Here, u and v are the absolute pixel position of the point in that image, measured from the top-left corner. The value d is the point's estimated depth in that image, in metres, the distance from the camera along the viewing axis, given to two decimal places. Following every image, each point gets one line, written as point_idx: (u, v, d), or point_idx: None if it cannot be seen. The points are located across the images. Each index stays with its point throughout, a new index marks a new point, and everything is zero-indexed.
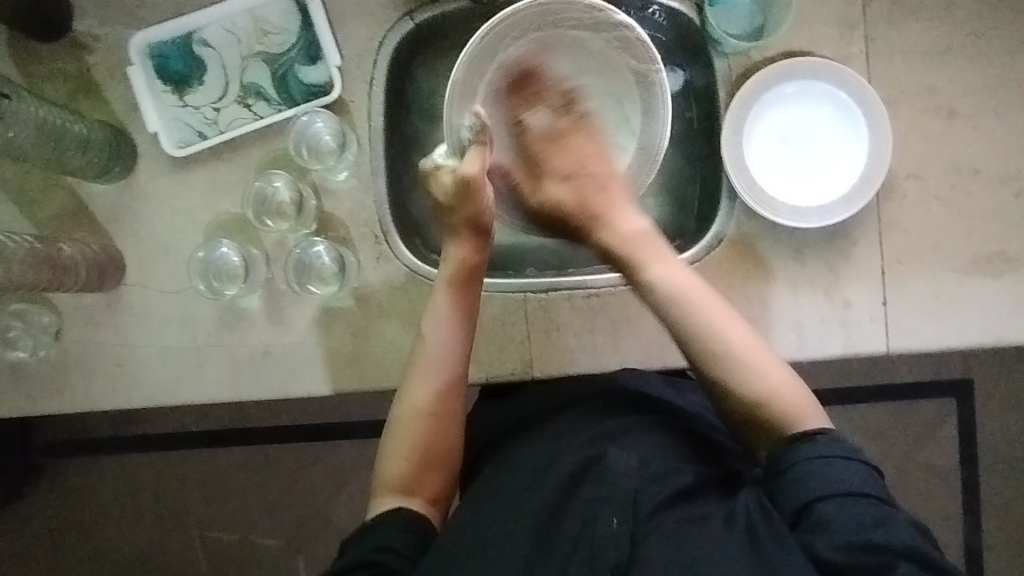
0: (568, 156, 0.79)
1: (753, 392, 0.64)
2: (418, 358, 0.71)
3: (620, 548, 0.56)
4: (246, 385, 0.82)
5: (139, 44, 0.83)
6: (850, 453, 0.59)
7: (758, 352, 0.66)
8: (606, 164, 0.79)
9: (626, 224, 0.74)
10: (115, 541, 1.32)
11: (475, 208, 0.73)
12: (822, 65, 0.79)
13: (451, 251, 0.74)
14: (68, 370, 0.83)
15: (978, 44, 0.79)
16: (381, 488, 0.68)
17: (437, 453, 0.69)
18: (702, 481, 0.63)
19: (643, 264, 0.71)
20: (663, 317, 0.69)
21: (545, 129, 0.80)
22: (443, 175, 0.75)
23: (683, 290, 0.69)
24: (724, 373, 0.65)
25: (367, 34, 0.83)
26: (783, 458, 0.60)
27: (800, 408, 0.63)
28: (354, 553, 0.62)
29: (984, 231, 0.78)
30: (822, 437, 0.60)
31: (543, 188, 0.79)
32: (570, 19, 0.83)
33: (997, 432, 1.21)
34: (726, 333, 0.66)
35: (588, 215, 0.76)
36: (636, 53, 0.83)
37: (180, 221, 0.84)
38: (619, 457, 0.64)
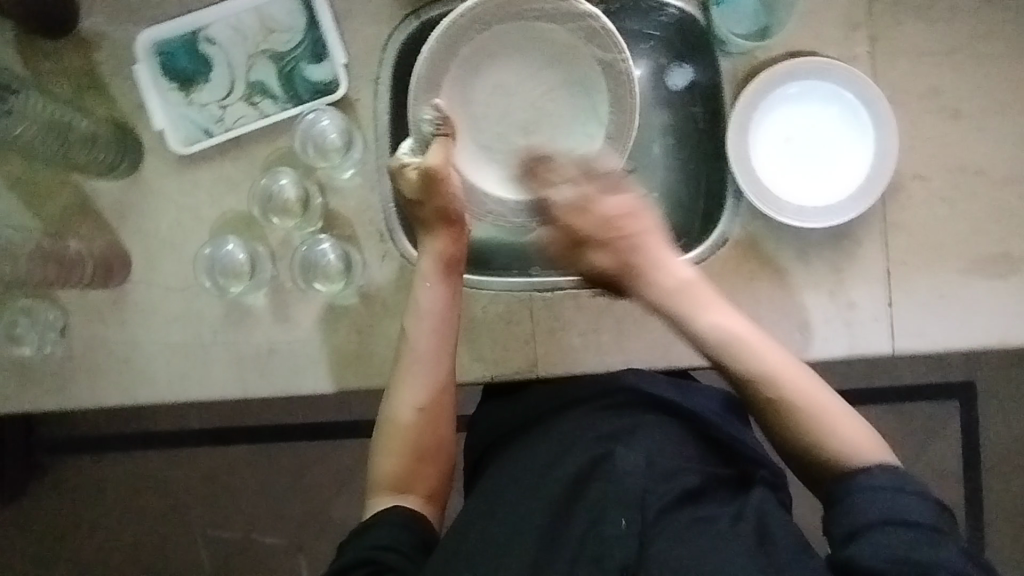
0: (600, 221, 0.73)
1: (817, 436, 0.63)
2: (404, 357, 0.71)
3: (629, 547, 0.55)
4: (251, 382, 0.82)
5: (146, 41, 0.83)
6: (919, 490, 0.57)
7: (814, 392, 0.65)
8: (638, 218, 0.74)
9: (672, 276, 0.72)
10: (118, 539, 1.32)
11: (445, 201, 0.73)
12: (828, 66, 0.79)
13: (426, 246, 0.74)
14: (73, 366, 0.84)
15: (983, 45, 0.79)
16: (376, 488, 0.69)
17: (427, 449, 0.70)
18: (708, 483, 0.64)
19: (693, 316, 0.70)
20: (728, 375, 0.68)
21: (573, 202, 0.75)
22: (408, 171, 0.73)
23: (738, 341, 0.68)
24: (790, 422, 0.65)
25: (373, 32, 0.83)
26: (840, 491, 0.60)
27: (859, 442, 0.63)
28: (353, 554, 0.62)
29: (989, 232, 0.78)
30: (880, 471, 0.59)
31: (585, 256, 0.74)
32: (534, 11, 0.82)
33: (1000, 435, 1.21)
34: (780, 381, 0.66)
35: (632, 274, 0.73)
36: (602, 44, 0.82)
37: (185, 218, 0.84)
38: (628, 458, 0.63)
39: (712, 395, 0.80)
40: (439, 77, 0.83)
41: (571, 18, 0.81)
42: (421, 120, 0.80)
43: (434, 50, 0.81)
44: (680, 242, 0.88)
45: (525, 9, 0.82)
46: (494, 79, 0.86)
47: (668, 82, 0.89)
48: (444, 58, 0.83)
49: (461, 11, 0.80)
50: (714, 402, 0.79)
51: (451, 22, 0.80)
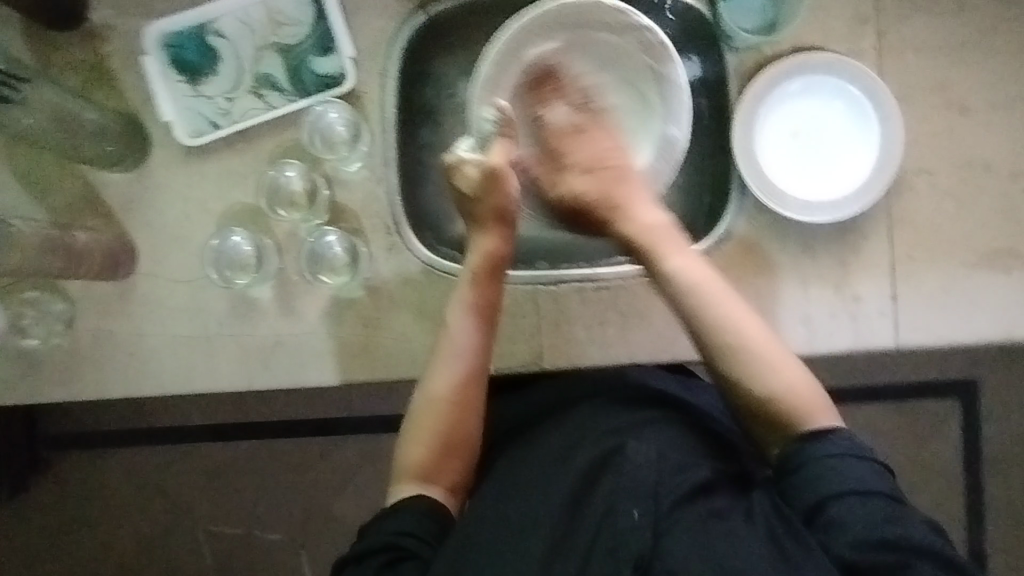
0: (589, 149, 0.79)
1: (770, 386, 0.64)
2: (441, 347, 0.72)
3: (643, 540, 0.55)
4: (257, 374, 0.82)
5: (153, 33, 0.83)
6: (859, 450, 0.60)
7: (772, 348, 0.66)
8: (622, 157, 0.79)
9: (646, 215, 0.74)
10: (120, 534, 1.32)
11: (500, 198, 0.75)
12: (833, 60, 0.79)
13: (478, 241, 0.75)
14: (79, 358, 0.84)
15: (989, 40, 0.79)
16: (402, 474, 0.68)
17: (456, 441, 0.69)
18: (718, 478, 0.63)
19: (661, 255, 0.71)
20: (681, 308, 0.68)
21: (567, 123, 0.81)
22: (467, 168, 0.76)
23: (699, 283, 0.68)
24: (744, 365, 0.65)
25: (380, 25, 0.84)
26: (795, 455, 0.61)
27: (811, 405, 0.63)
28: (378, 538, 0.63)
29: (993, 226, 0.78)
30: (832, 435, 0.61)
31: (563, 183, 0.79)
32: (598, 23, 0.83)
33: (1002, 434, 1.21)
34: (744, 331, 0.66)
35: (609, 209, 0.76)
36: (656, 54, 0.82)
37: (192, 211, 0.84)
38: (638, 450, 0.63)
39: (713, 392, 0.81)
40: (502, 82, 0.82)
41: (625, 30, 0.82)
42: (480, 113, 0.79)
43: (501, 52, 0.80)
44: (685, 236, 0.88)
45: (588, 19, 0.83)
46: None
47: None
48: (507, 65, 0.81)
49: (532, 15, 0.81)
50: (716, 398, 0.80)
51: (518, 26, 0.80)
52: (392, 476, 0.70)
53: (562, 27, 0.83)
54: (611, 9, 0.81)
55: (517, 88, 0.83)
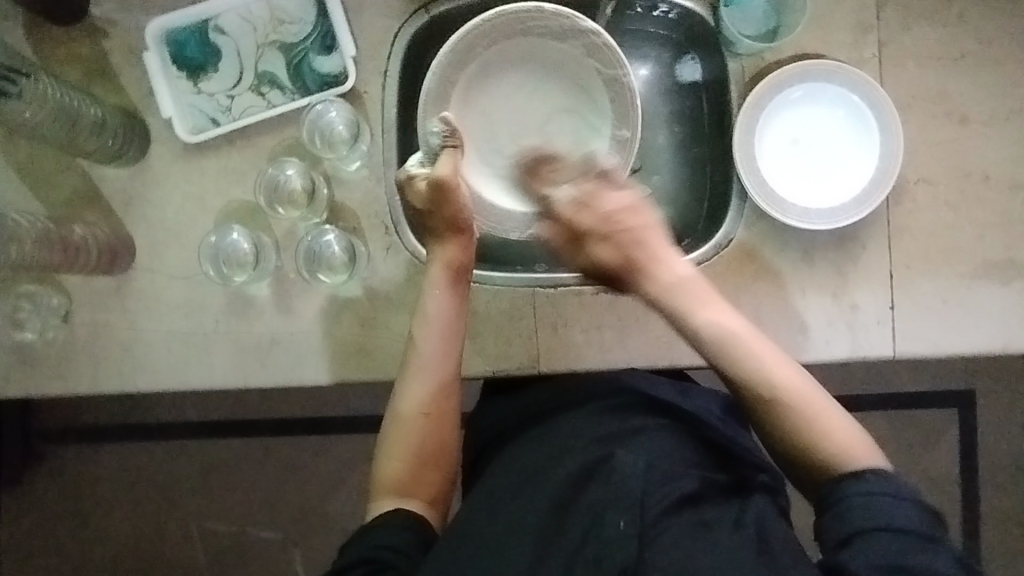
0: (598, 216, 0.72)
1: (812, 437, 0.63)
2: (412, 362, 0.72)
3: (630, 550, 0.55)
4: (251, 372, 0.82)
5: (156, 30, 0.83)
6: (905, 494, 0.57)
7: (811, 396, 0.64)
8: (638, 217, 0.72)
9: (673, 270, 0.71)
10: (113, 529, 1.32)
11: (454, 209, 0.73)
12: (835, 69, 0.79)
13: (437, 253, 0.74)
14: (75, 353, 0.84)
15: (990, 51, 0.79)
16: (380, 488, 0.69)
17: (430, 454, 0.70)
18: (707, 488, 0.63)
19: (688, 311, 0.70)
20: (716, 366, 0.68)
21: (574, 199, 0.73)
22: (418, 183, 0.74)
23: (733, 336, 0.67)
24: (781, 420, 0.64)
25: (383, 25, 0.84)
26: (831, 495, 0.60)
27: (850, 443, 0.62)
28: (356, 553, 0.62)
29: (992, 237, 0.78)
30: (873, 476, 0.59)
31: (588, 251, 0.73)
32: (539, 27, 0.81)
33: (1000, 445, 1.21)
34: (775, 378, 0.65)
35: (635, 270, 0.72)
36: (604, 58, 0.81)
37: (190, 207, 0.84)
38: (625, 460, 0.63)
39: (712, 397, 0.81)
40: (448, 93, 0.83)
41: (573, 34, 0.80)
42: (430, 126, 0.79)
43: (443, 65, 0.81)
44: (685, 239, 0.88)
45: (530, 25, 0.81)
46: (493, 91, 0.87)
47: (676, 77, 0.91)
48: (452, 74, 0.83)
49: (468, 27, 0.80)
50: (714, 404, 0.80)
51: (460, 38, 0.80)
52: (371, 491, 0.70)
53: (507, 32, 0.82)
54: (556, 14, 0.79)
55: (460, 95, 0.85)
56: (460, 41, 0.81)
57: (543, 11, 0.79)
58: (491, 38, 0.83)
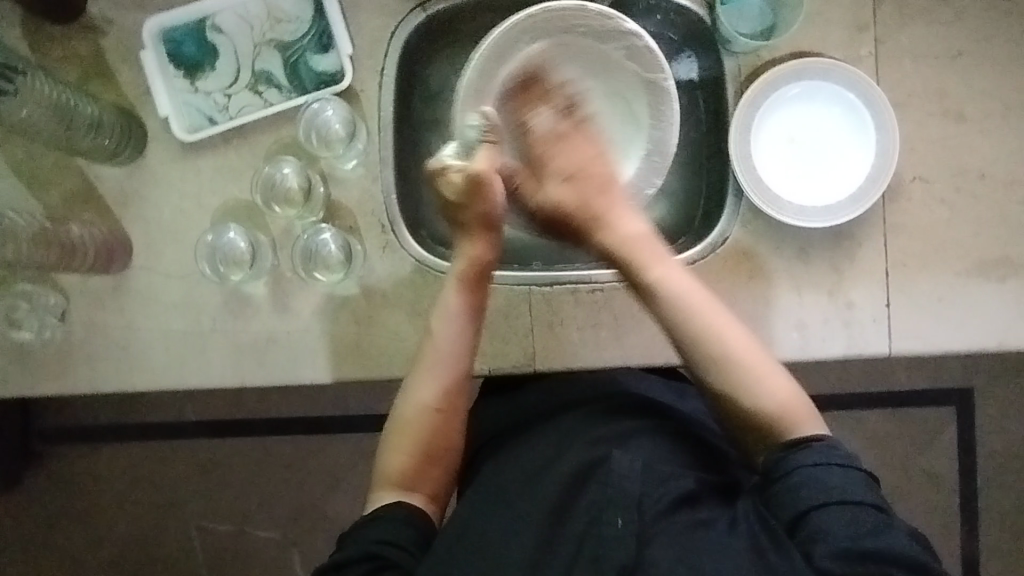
0: (575, 161, 0.77)
1: (749, 398, 0.65)
2: (427, 353, 0.72)
3: (627, 548, 0.56)
4: (249, 371, 0.82)
5: (152, 29, 0.83)
6: (845, 461, 0.59)
7: (754, 356, 0.66)
8: (607, 167, 0.78)
9: (625, 228, 0.74)
10: (113, 528, 1.32)
11: (486, 208, 0.73)
12: (830, 67, 0.79)
13: (462, 250, 0.74)
14: (72, 352, 0.84)
15: (986, 49, 0.79)
16: (382, 480, 0.68)
17: (436, 449, 0.69)
18: (704, 488, 0.63)
19: (645, 267, 0.71)
20: (660, 320, 0.69)
21: (551, 129, 0.78)
22: (452, 175, 0.73)
23: (685, 293, 0.69)
24: (727, 378, 0.65)
25: (380, 23, 0.84)
26: (779, 466, 0.60)
27: (797, 412, 0.64)
28: (356, 548, 0.62)
29: (989, 235, 0.79)
30: (820, 445, 0.60)
31: (545, 188, 0.78)
32: (582, 27, 0.84)
33: (997, 443, 1.21)
34: (724, 339, 0.66)
35: (591, 220, 0.75)
36: (645, 61, 0.83)
37: (187, 205, 0.84)
38: (624, 458, 0.63)
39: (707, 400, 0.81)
40: (487, 88, 0.82)
41: (615, 36, 0.84)
42: (463, 122, 0.79)
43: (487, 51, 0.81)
44: (681, 238, 0.88)
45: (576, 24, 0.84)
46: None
47: (674, 75, 0.90)
48: (491, 68, 0.82)
49: (512, 20, 0.81)
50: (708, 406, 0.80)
51: (502, 29, 0.81)
52: (370, 485, 0.70)
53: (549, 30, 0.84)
54: (601, 15, 0.82)
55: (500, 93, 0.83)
56: (504, 32, 0.81)
57: (587, 11, 0.82)
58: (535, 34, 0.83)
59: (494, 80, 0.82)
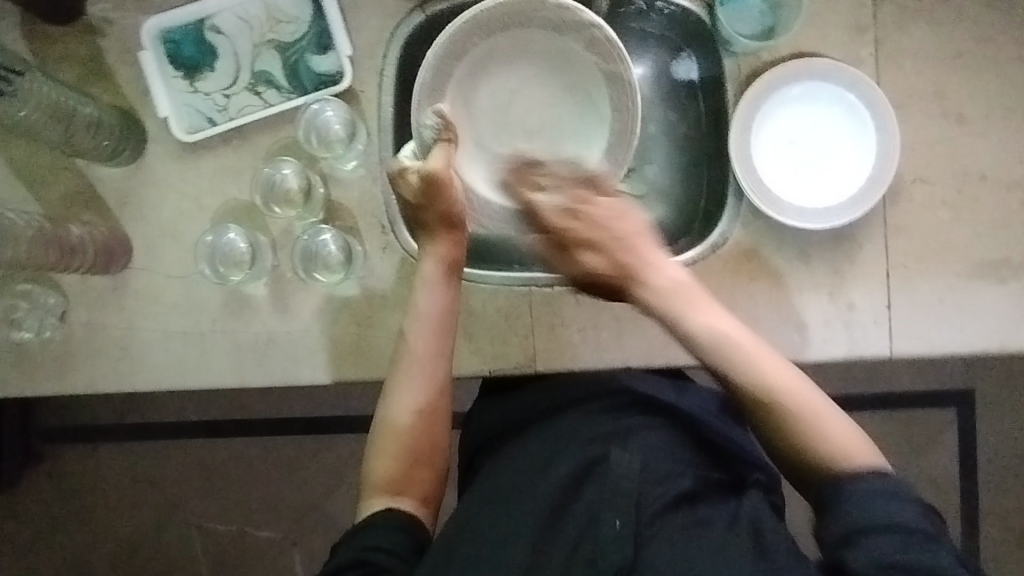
0: (594, 225, 0.72)
1: (802, 440, 0.63)
2: (404, 359, 0.71)
3: (624, 551, 0.55)
4: (248, 371, 0.82)
5: (152, 29, 0.83)
6: (903, 492, 0.56)
7: (805, 398, 0.64)
8: (629, 223, 0.73)
9: (663, 277, 0.71)
10: (113, 529, 1.32)
11: (447, 205, 0.73)
12: (831, 68, 0.79)
13: (429, 250, 0.74)
14: (71, 352, 0.84)
15: (987, 50, 0.79)
16: (371, 487, 0.68)
17: (422, 452, 0.70)
18: (701, 486, 0.63)
19: (683, 315, 0.69)
20: (713, 370, 0.68)
21: (559, 206, 0.73)
22: (409, 176, 0.74)
23: (730, 338, 0.67)
24: (780, 420, 0.64)
25: (380, 24, 0.84)
26: (833, 493, 0.59)
27: (845, 444, 0.62)
28: (346, 555, 0.62)
29: (990, 237, 0.78)
30: (874, 476, 0.59)
31: (577, 258, 0.73)
32: (540, 18, 0.83)
33: (998, 444, 1.21)
34: (773, 381, 0.65)
35: (631, 279, 0.71)
36: (604, 52, 0.82)
37: (186, 206, 0.84)
38: (622, 458, 0.63)
39: (707, 397, 0.80)
40: (445, 84, 0.84)
41: (574, 27, 0.82)
42: (422, 121, 0.80)
43: (438, 55, 0.82)
44: (681, 239, 0.88)
45: (532, 16, 0.82)
46: (498, 83, 0.87)
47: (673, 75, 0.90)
48: (448, 66, 0.83)
49: (461, 19, 0.81)
50: (710, 402, 0.79)
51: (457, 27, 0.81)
52: (359, 492, 0.70)
53: (502, 25, 0.83)
54: (556, 7, 0.81)
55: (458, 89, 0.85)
56: (458, 32, 0.82)
57: (543, 4, 0.81)
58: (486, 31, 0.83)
59: (451, 78, 0.84)
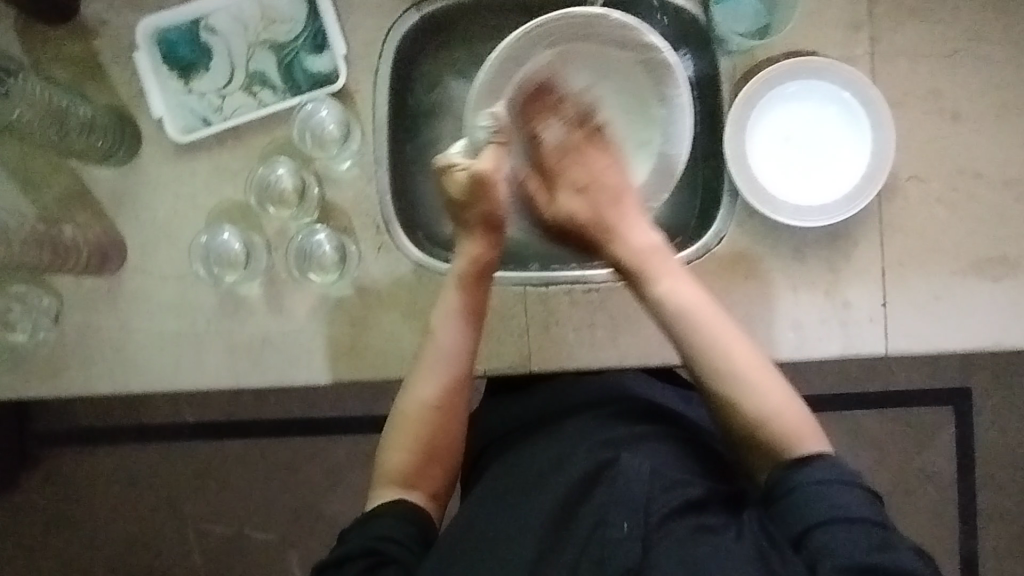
0: (585, 172, 0.78)
1: (759, 415, 0.64)
2: (427, 352, 0.72)
3: (633, 551, 0.55)
4: (244, 371, 0.82)
5: (147, 28, 0.83)
6: (848, 478, 0.59)
7: (767, 379, 0.66)
8: (619, 178, 0.78)
9: (638, 238, 0.74)
10: (109, 531, 1.31)
11: (490, 206, 0.73)
12: (826, 66, 0.79)
13: (465, 248, 0.74)
14: (65, 354, 0.83)
15: (982, 47, 0.79)
16: (382, 479, 0.69)
17: (437, 449, 0.69)
18: (712, 497, 0.62)
19: (652, 280, 0.71)
20: (672, 338, 0.69)
21: (559, 143, 0.79)
22: (457, 173, 0.74)
23: (693, 309, 0.69)
24: (739, 397, 0.65)
25: (374, 24, 0.83)
26: (781, 483, 0.61)
27: (798, 429, 0.64)
28: (358, 543, 0.62)
29: (985, 234, 0.78)
30: (819, 461, 0.61)
31: (558, 202, 0.78)
32: (607, 34, 0.83)
33: (995, 443, 1.21)
34: (733, 358, 0.66)
35: (602, 229, 0.75)
36: (662, 74, 0.83)
37: (182, 206, 0.84)
38: (632, 462, 0.62)
39: None
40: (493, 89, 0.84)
41: (635, 46, 0.83)
42: (477, 122, 0.79)
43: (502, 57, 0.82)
44: (675, 239, 0.88)
45: (597, 33, 0.83)
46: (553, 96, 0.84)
47: None
48: (507, 71, 0.83)
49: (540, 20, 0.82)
50: None
51: (521, 36, 0.82)
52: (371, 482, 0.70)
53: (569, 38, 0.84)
54: (623, 24, 0.82)
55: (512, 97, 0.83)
56: (523, 38, 0.82)
57: (610, 19, 0.82)
58: (552, 40, 0.84)
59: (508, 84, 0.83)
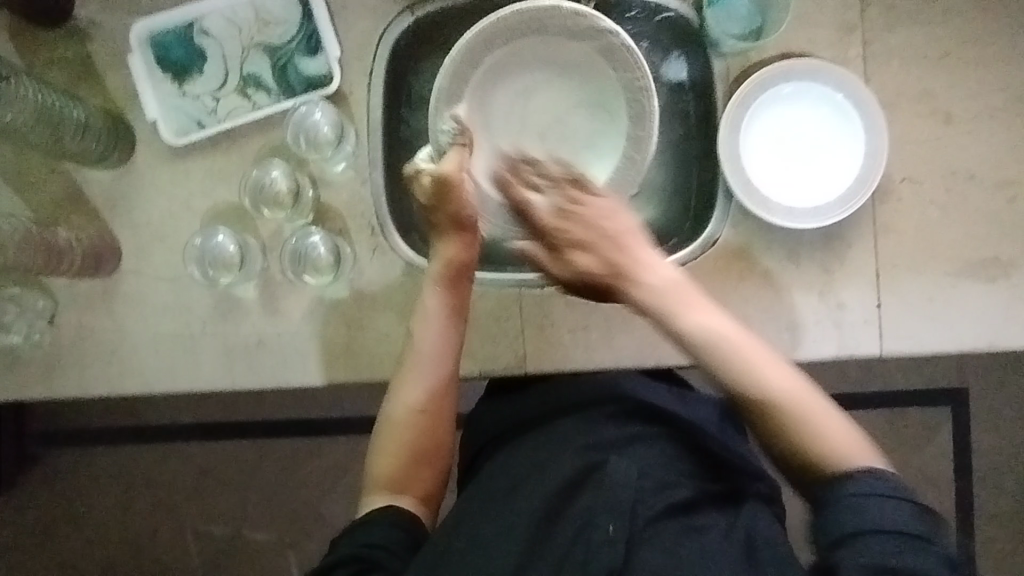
0: (583, 224, 0.69)
1: (800, 441, 0.60)
2: (410, 355, 0.72)
3: (616, 551, 0.56)
4: (239, 372, 0.82)
5: (141, 32, 0.84)
6: (897, 493, 0.55)
7: (805, 400, 0.61)
8: (621, 220, 0.69)
9: (656, 276, 0.67)
10: (105, 531, 1.32)
11: (458, 207, 0.72)
12: (820, 68, 0.79)
13: (440, 251, 0.73)
14: (60, 355, 0.83)
15: (974, 49, 0.79)
16: (372, 486, 0.69)
17: (426, 450, 0.70)
18: (701, 496, 0.63)
19: (676, 314, 0.65)
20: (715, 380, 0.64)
21: (554, 206, 0.70)
22: (423, 178, 0.73)
23: (722, 338, 0.64)
24: (776, 425, 0.61)
25: (368, 26, 0.84)
26: (825, 497, 0.57)
27: (845, 445, 0.59)
28: (344, 551, 0.62)
29: (978, 235, 0.78)
30: (867, 474, 0.57)
31: (568, 259, 0.69)
32: (555, 26, 0.83)
33: (990, 442, 1.21)
34: (766, 377, 0.62)
35: (620, 279, 0.67)
36: (623, 60, 0.83)
37: (176, 208, 0.84)
38: (619, 466, 0.63)
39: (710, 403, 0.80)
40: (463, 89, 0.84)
41: (588, 34, 0.83)
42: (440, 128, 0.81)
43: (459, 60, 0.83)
44: (671, 240, 0.88)
45: (546, 24, 0.83)
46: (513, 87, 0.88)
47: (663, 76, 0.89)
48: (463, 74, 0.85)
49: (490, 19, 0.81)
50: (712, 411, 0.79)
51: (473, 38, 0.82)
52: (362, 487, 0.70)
53: (521, 32, 0.84)
54: (573, 14, 0.81)
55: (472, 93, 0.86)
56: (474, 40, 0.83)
57: (558, 10, 0.81)
58: (507, 37, 0.84)
59: (467, 81, 0.84)
